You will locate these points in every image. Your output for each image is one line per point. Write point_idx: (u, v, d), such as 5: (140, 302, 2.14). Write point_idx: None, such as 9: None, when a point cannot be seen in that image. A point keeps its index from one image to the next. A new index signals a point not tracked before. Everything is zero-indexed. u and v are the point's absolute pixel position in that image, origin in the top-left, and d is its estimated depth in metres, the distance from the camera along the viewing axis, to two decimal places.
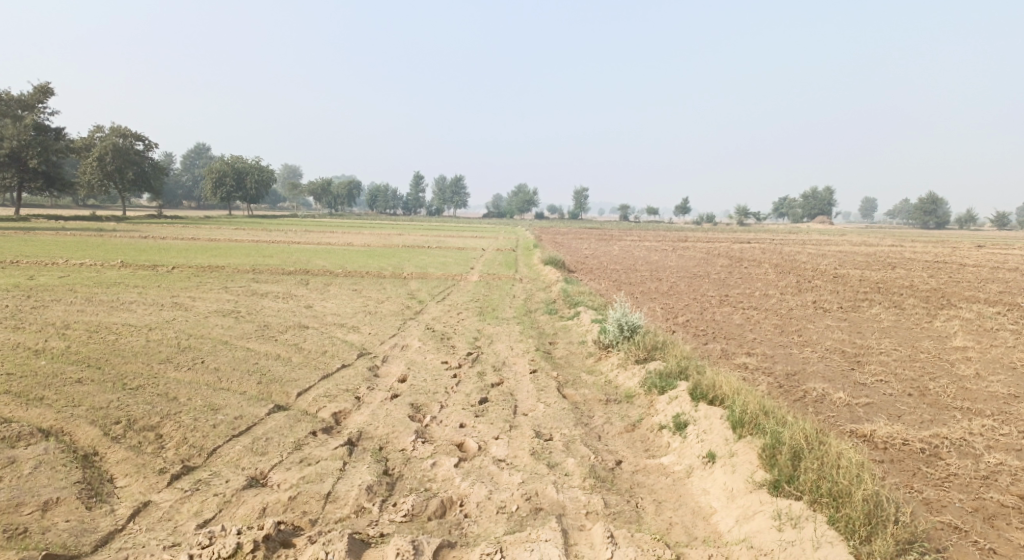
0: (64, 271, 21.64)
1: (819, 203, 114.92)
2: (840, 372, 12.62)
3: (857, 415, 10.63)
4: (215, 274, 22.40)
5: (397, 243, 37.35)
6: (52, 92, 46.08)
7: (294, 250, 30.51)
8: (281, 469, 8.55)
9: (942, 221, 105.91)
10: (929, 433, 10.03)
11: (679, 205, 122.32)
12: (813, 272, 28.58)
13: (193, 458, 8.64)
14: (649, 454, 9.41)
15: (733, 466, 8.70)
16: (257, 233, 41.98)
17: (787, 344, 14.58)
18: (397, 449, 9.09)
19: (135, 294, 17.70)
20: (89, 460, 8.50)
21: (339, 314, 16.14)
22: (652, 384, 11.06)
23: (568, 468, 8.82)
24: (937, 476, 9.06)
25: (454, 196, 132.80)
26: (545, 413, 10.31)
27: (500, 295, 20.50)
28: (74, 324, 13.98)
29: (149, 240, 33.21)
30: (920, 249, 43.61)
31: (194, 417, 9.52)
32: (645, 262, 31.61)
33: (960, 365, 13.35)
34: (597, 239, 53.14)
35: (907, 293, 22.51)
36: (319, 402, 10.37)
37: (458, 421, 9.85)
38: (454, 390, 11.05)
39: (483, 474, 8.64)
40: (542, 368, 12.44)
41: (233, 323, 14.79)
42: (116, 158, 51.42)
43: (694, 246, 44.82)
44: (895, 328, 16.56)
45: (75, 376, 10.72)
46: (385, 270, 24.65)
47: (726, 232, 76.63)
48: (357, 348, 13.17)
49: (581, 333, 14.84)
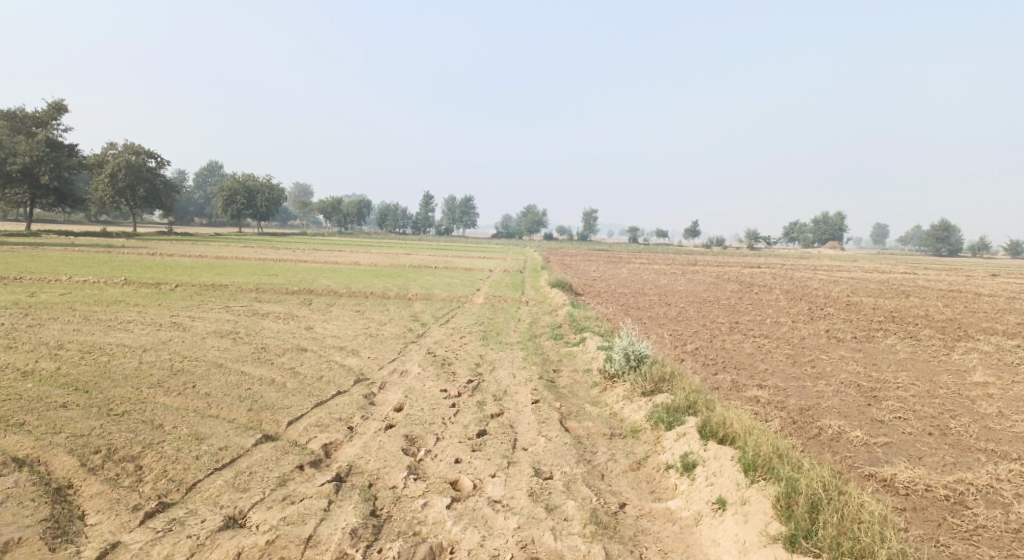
0: (66, 288, 21.31)
1: (830, 229, 114.35)
2: (856, 408, 12.04)
3: (876, 457, 10.08)
4: (218, 293, 21.94)
5: (404, 263, 36.91)
6: (66, 109, 46.17)
7: (300, 269, 30.10)
8: (262, 508, 8.07)
9: (955, 248, 104.87)
10: (954, 479, 9.46)
11: (688, 229, 121.94)
12: (826, 300, 27.97)
13: (170, 494, 8.17)
14: (655, 497, 8.87)
15: (745, 515, 8.16)
16: (264, 250, 41.57)
17: (800, 375, 14.02)
18: (388, 487, 8.59)
19: (134, 314, 17.24)
20: (61, 494, 8.07)
21: (338, 337, 15.72)
22: (658, 418, 10.50)
23: (568, 512, 8.29)
24: (965, 527, 8.52)
25: (464, 216, 132.63)
26: (546, 448, 9.79)
27: (505, 318, 20.01)
28: (67, 344, 13.57)
29: (156, 256, 32.79)
30: (934, 278, 42.70)
31: (178, 447, 9.05)
32: (653, 286, 31.06)
33: (981, 402, 12.75)
34: (608, 260, 52.60)
35: (922, 324, 21.88)
36: (310, 432, 9.88)
37: (454, 456, 9.34)
38: (451, 421, 10.54)
39: (477, 518, 8.12)
40: (544, 398, 11.91)
41: (229, 344, 14.33)
42: (129, 174, 51.23)
43: (703, 269, 44.26)
44: (912, 361, 15.98)
45: (61, 400, 10.28)
46: (389, 291, 24.15)
47: (737, 257, 76.02)
48: (354, 373, 12.70)
49: (586, 361, 14.35)
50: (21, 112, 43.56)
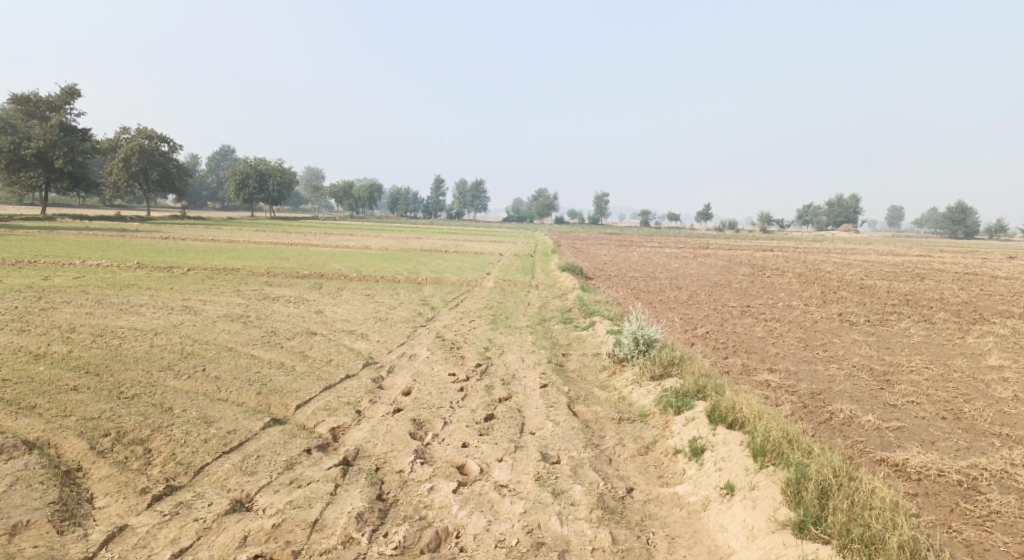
0: (79, 272, 21.42)
1: (845, 211, 113.34)
2: (868, 392, 11.93)
3: (888, 442, 9.98)
4: (229, 277, 21.98)
5: (416, 246, 36.90)
6: (79, 93, 46.21)
7: (311, 253, 30.13)
8: (269, 491, 8.08)
9: (971, 231, 103.84)
10: (967, 464, 9.37)
11: (701, 212, 121.27)
12: (840, 283, 27.74)
13: (178, 477, 8.20)
14: (663, 482, 8.81)
15: (754, 500, 8.09)
16: (275, 234, 41.70)
17: (812, 359, 13.92)
18: (394, 471, 8.59)
19: (146, 297, 17.31)
20: (71, 476, 8.12)
21: (348, 320, 15.71)
22: (667, 403, 10.43)
23: (575, 497, 8.25)
24: (978, 513, 8.43)
25: (476, 200, 132.30)
26: (554, 432, 9.76)
27: (515, 301, 19.98)
28: (79, 327, 13.62)
29: (169, 240, 32.89)
30: (951, 260, 42.24)
31: (186, 431, 9.06)
32: (665, 270, 30.90)
33: (996, 386, 12.61)
34: (619, 244, 52.40)
35: (937, 307, 21.68)
36: (318, 416, 9.88)
37: (461, 440, 9.33)
38: (459, 405, 10.51)
39: (483, 502, 8.11)
40: (553, 382, 11.87)
41: (240, 328, 14.35)
42: (142, 158, 51.30)
43: (715, 252, 44.05)
44: (925, 344, 15.83)
45: (71, 383, 10.32)
46: (400, 275, 24.15)
47: (750, 240, 75.56)
48: (362, 357, 12.70)
49: (596, 345, 14.30)
50: (34, 96, 43.55)
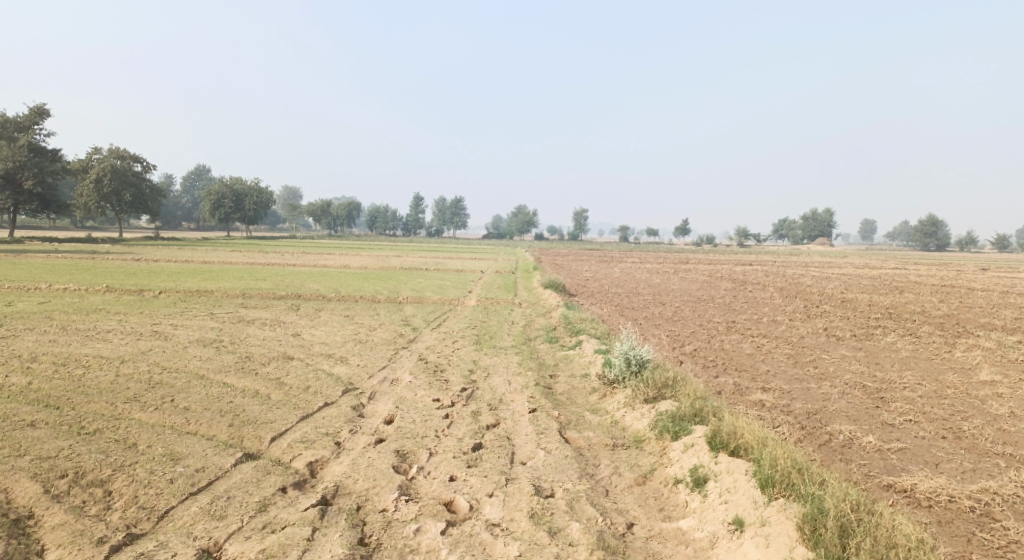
0: (45, 297, 20.50)
1: (819, 225, 114.67)
2: (866, 411, 11.50)
3: (892, 464, 9.55)
4: (202, 299, 21.20)
5: (395, 265, 36.28)
6: (48, 112, 45.24)
7: (288, 273, 29.36)
8: (240, 539, 7.47)
9: (943, 242, 105.10)
10: (978, 488, 8.95)
11: (679, 227, 121.75)
12: (822, 297, 27.44)
13: (140, 524, 7.57)
14: (665, 515, 8.29)
15: (766, 538, 7.60)
16: (251, 254, 40.90)
17: (804, 377, 13.48)
18: (378, 510, 7.98)
19: (114, 323, 16.51)
20: (20, 526, 7.47)
21: (326, 343, 15.05)
22: (663, 428, 9.91)
23: (573, 536, 7.70)
24: (996, 544, 8.02)
25: (455, 217, 131.76)
26: (546, 462, 9.19)
27: (498, 321, 19.41)
28: (41, 357, 12.84)
29: (140, 262, 31.88)
30: (926, 272, 42.49)
31: (151, 470, 8.39)
32: (647, 286, 30.48)
33: (992, 403, 12.23)
34: (601, 260, 51.99)
35: (920, 320, 21.39)
36: (294, 449, 9.23)
37: (448, 474, 8.74)
38: (445, 434, 9.91)
39: (474, 545, 7.55)
40: (542, 406, 11.29)
41: (212, 354, 13.62)
42: (113, 179, 50.19)
43: (695, 267, 43.93)
44: (915, 359, 15.46)
45: (28, 418, 9.59)
46: (379, 294, 23.49)
47: (727, 254, 75.62)
48: (341, 383, 12.06)
49: (583, 365, 13.78)
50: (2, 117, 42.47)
